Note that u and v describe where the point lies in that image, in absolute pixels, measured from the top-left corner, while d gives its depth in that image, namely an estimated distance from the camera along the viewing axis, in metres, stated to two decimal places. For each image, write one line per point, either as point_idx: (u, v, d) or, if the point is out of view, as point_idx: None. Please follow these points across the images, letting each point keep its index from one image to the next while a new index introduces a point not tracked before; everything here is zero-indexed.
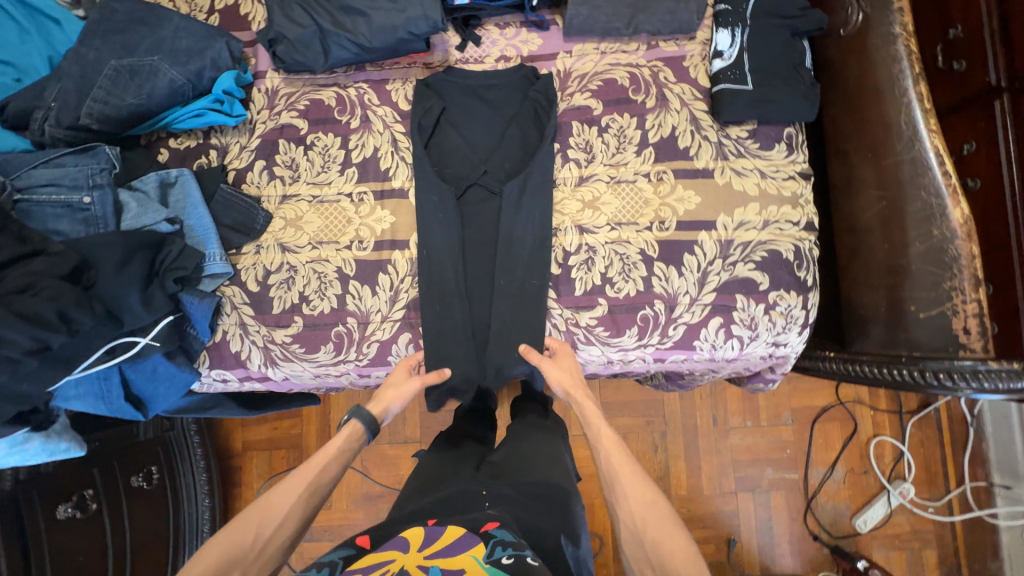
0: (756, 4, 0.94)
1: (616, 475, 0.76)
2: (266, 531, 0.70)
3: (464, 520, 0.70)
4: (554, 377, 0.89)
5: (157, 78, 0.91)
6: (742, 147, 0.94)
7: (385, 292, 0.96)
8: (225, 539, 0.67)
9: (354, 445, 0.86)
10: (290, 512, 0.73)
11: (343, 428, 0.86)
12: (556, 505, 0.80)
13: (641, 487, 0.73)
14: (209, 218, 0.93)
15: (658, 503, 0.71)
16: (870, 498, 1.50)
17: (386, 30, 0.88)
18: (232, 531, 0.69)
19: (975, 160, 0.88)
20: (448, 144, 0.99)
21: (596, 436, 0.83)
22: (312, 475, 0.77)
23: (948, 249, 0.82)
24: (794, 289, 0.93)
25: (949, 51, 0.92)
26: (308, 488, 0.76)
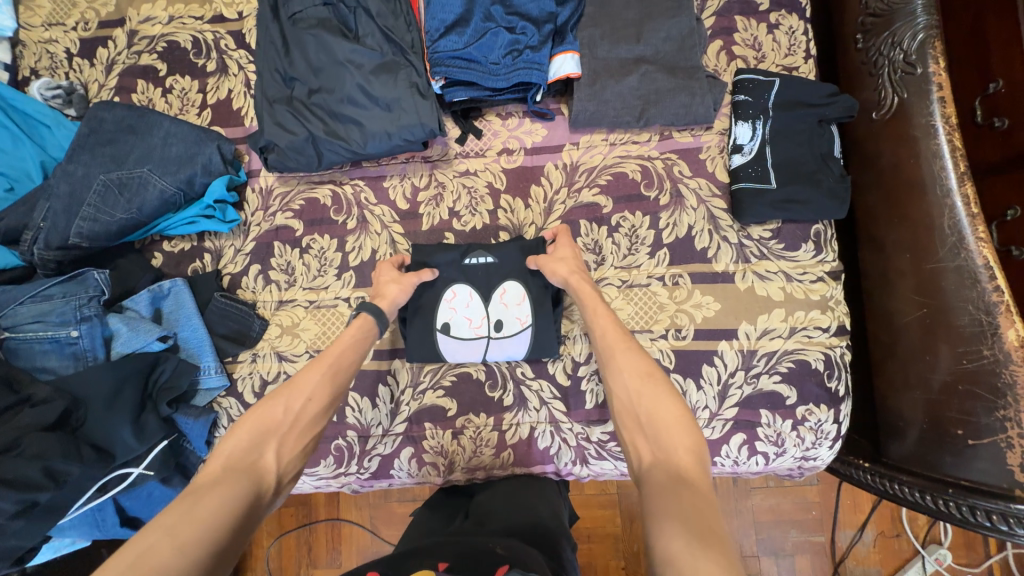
0: (777, 94, 0.87)
1: (610, 350, 0.72)
2: (285, 414, 0.68)
3: (470, 565, 0.62)
4: (555, 269, 0.82)
5: (147, 190, 0.88)
6: (765, 248, 0.87)
7: (386, 405, 0.92)
8: (245, 434, 0.65)
9: (369, 336, 0.80)
10: (313, 393, 0.71)
11: (352, 323, 0.80)
12: (544, 545, 0.71)
13: (639, 364, 0.68)
14: (203, 330, 0.90)
15: (656, 378, 0.66)
16: (903, 564, 1.41)
17: (380, 137, 0.84)
18: (249, 428, 0.65)
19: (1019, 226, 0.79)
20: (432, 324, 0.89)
21: (592, 313, 0.77)
22: (329, 361, 0.75)
23: (1001, 373, 0.74)
24: (825, 401, 0.85)
25: (989, 104, 0.83)
26: (325, 375, 0.73)
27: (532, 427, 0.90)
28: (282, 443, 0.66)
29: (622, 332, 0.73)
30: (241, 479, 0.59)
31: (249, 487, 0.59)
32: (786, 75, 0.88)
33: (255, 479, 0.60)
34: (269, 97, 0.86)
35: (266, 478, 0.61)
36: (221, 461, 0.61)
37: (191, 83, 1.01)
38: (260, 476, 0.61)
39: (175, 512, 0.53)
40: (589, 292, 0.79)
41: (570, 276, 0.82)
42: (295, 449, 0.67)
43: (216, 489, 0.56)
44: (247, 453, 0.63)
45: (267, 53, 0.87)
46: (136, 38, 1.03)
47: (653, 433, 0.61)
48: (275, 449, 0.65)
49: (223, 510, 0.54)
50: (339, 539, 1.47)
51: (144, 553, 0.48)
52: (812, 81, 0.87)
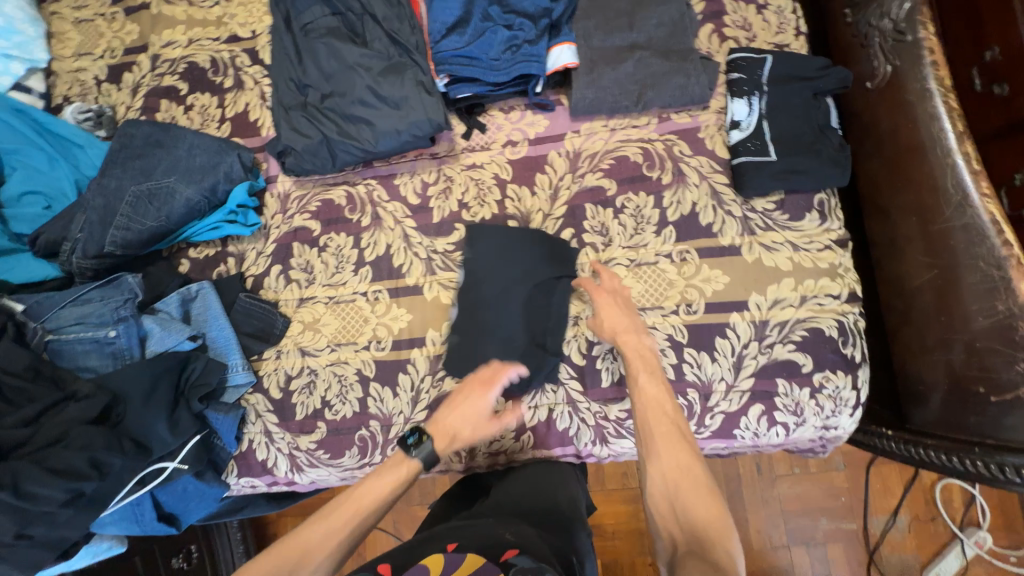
0: (771, 70, 0.90)
1: (653, 436, 0.76)
2: (317, 543, 0.71)
3: (480, 545, 0.65)
4: (602, 330, 0.86)
5: (174, 199, 0.93)
6: (769, 220, 0.89)
7: (406, 393, 0.94)
8: (265, 564, 0.69)
9: (406, 479, 0.80)
10: (331, 535, 0.72)
11: (392, 461, 0.82)
12: (555, 532, 0.74)
13: (678, 457, 0.73)
14: (230, 329, 0.94)
15: (694, 472, 0.71)
16: (942, 548, 1.37)
17: (390, 134, 0.88)
18: (280, 552, 0.70)
19: None
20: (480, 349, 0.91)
21: (637, 394, 0.80)
22: (362, 500, 0.76)
23: (1018, 326, 0.74)
24: (841, 368, 0.85)
25: (987, 74, 0.84)
26: (352, 525, 0.73)
27: (550, 409, 0.91)
28: None
29: (665, 420, 0.77)
30: None
31: None
32: (777, 52, 0.91)
33: None
34: (285, 104, 0.92)
35: None
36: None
37: (211, 99, 1.07)
38: None
39: None
40: (638, 367, 0.82)
41: (620, 334, 0.84)
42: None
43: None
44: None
45: (282, 64, 0.92)
46: (159, 62, 1.10)
47: (690, 527, 0.67)
48: None
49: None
50: (363, 545, 1.50)
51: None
52: (804, 56, 0.90)
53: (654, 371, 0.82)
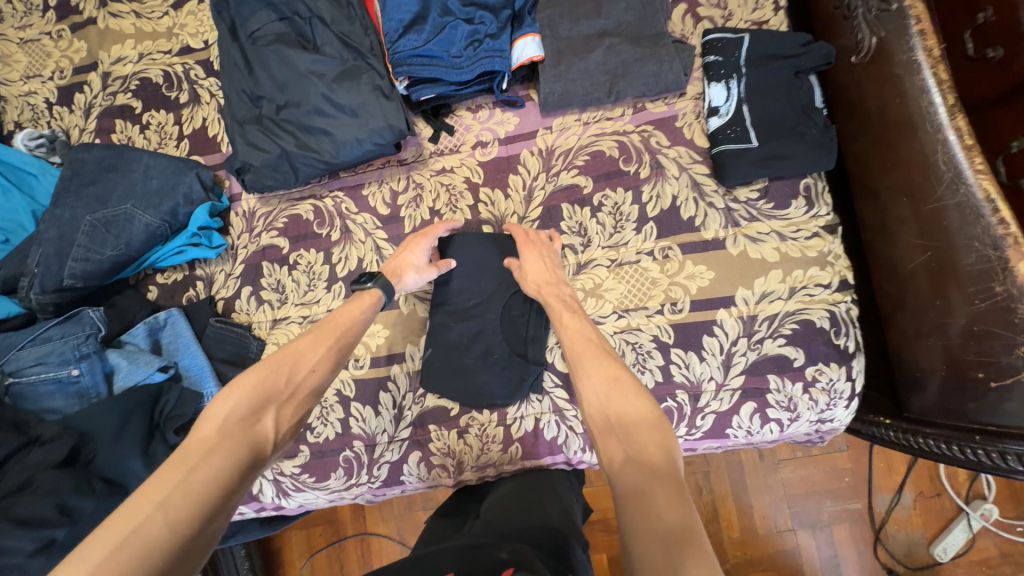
0: (749, 50, 0.84)
1: (579, 358, 0.71)
2: (302, 352, 0.73)
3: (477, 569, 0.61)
4: (525, 284, 0.83)
5: (133, 225, 0.89)
6: (754, 210, 0.85)
7: (389, 411, 0.91)
8: (259, 373, 0.68)
9: (371, 310, 0.82)
10: (320, 360, 0.74)
11: (359, 293, 0.83)
12: (551, 549, 0.70)
13: (605, 367, 0.68)
14: (203, 356, 0.91)
15: (621, 378, 0.66)
16: (948, 523, 1.36)
17: (350, 144, 0.84)
18: (270, 362, 0.71)
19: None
20: (459, 365, 0.89)
21: (559, 324, 0.77)
22: (335, 335, 0.77)
23: (1017, 309, 0.70)
24: (835, 360, 0.82)
25: (980, 36, 0.79)
26: (334, 344, 0.76)
27: (536, 419, 0.89)
28: (279, 411, 0.68)
29: (591, 336, 0.73)
30: (237, 446, 0.61)
31: (240, 459, 0.60)
32: (755, 30, 0.85)
33: (251, 450, 0.62)
34: (239, 119, 0.87)
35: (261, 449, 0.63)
36: (215, 424, 0.62)
37: (167, 116, 1.02)
38: (256, 442, 0.63)
39: (168, 479, 0.56)
40: (555, 303, 0.79)
41: (539, 288, 0.82)
42: (292, 416, 0.69)
43: (213, 457, 0.58)
44: (245, 418, 0.64)
45: (232, 76, 0.88)
46: (110, 80, 1.05)
47: (623, 432, 0.60)
48: (274, 415, 0.67)
49: (216, 481, 0.57)
50: (369, 554, 1.45)
51: (138, 529, 0.51)
52: (784, 32, 0.85)
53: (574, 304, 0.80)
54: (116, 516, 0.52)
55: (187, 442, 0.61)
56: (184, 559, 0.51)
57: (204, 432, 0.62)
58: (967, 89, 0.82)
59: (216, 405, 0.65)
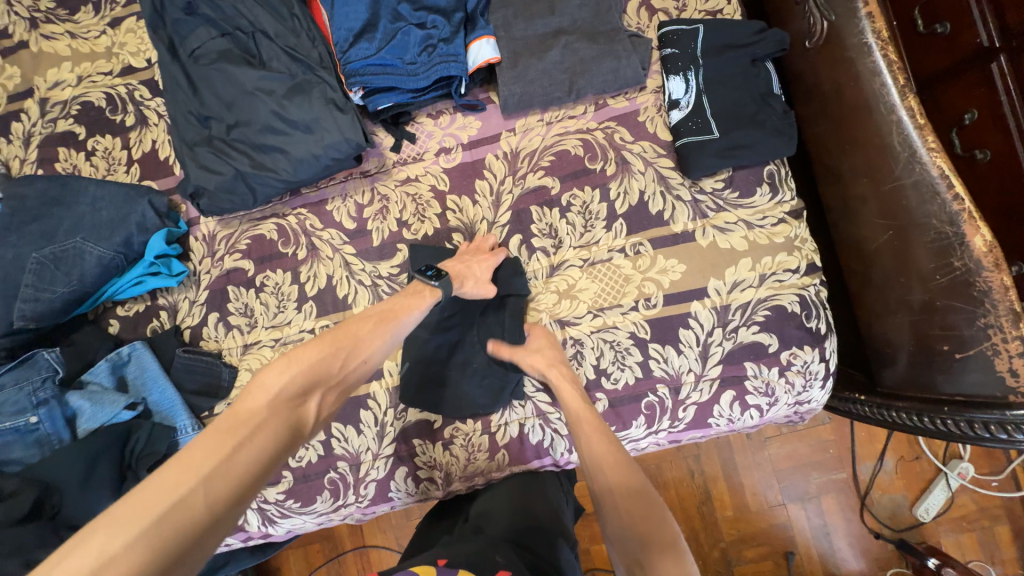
0: (704, 41, 0.84)
1: (594, 459, 0.71)
2: (356, 342, 0.70)
3: (473, 563, 0.63)
4: (534, 361, 0.81)
5: (84, 259, 0.85)
6: (720, 200, 0.85)
7: (371, 429, 0.90)
8: (317, 353, 0.65)
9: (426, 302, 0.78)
10: (371, 354, 0.71)
11: (412, 283, 0.80)
12: (540, 552, 0.73)
13: (622, 473, 0.67)
14: (172, 390, 0.87)
15: (639, 487, 0.66)
16: (928, 484, 1.40)
17: (308, 160, 0.81)
18: (330, 342, 0.68)
19: (980, 127, 0.83)
20: (436, 376, 0.88)
21: (573, 416, 0.77)
22: (394, 325, 0.74)
23: (975, 282, 0.72)
24: (807, 342, 0.84)
25: (928, 13, 0.89)
26: (392, 335, 0.73)
27: (520, 424, 0.88)
28: (324, 397, 0.65)
29: (604, 433, 0.73)
30: (282, 425, 0.59)
31: (283, 440, 0.58)
32: (709, 20, 0.85)
33: (293, 433, 0.60)
34: (188, 141, 0.83)
35: (302, 433, 0.62)
36: (266, 396, 0.59)
37: (113, 141, 0.97)
38: (298, 426, 0.61)
39: (215, 446, 0.53)
40: (567, 391, 0.78)
41: (548, 371, 0.81)
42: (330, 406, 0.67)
43: (260, 436, 0.56)
44: (295, 396, 0.62)
45: (176, 97, 0.84)
46: (49, 106, 1.00)
47: (645, 554, 0.59)
48: (318, 401, 0.64)
49: (259, 465, 0.55)
50: (369, 567, 1.43)
51: (183, 498, 0.49)
52: (737, 21, 0.85)
53: (582, 393, 0.80)
54: (163, 477, 0.49)
55: (238, 408, 0.58)
56: (215, 541, 0.50)
57: (252, 402, 0.59)
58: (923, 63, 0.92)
59: (269, 374, 0.62)
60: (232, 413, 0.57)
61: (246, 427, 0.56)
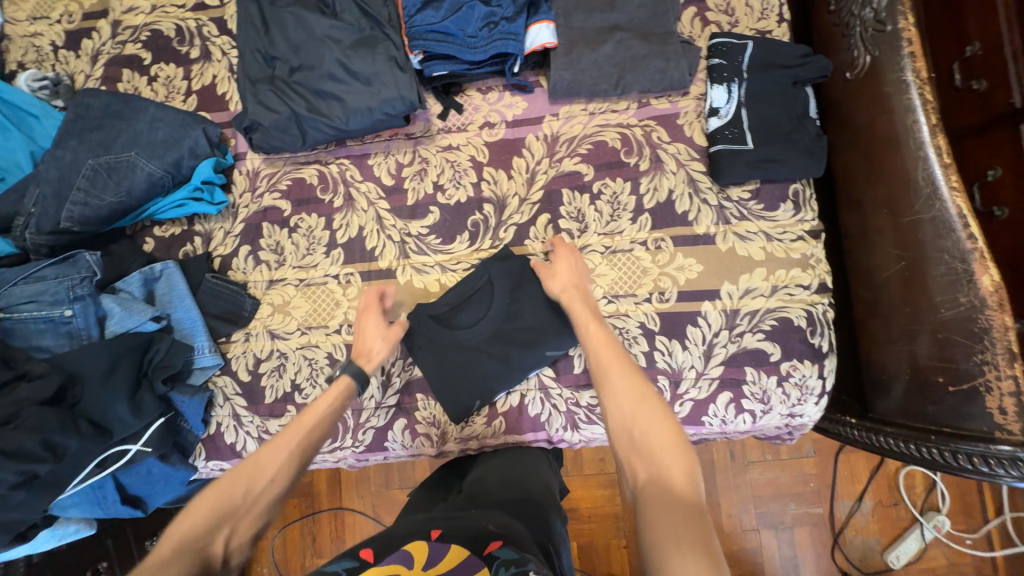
0: (751, 57, 0.88)
1: (606, 376, 0.71)
2: (274, 458, 0.71)
3: (464, 537, 0.64)
4: (551, 284, 0.84)
5: (135, 173, 0.90)
6: (744, 209, 0.89)
7: (377, 378, 0.93)
8: (229, 483, 0.67)
9: (343, 400, 0.82)
10: (283, 465, 0.71)
11: (331, 386, 0.83)
12: (532, 518, 0.73)
13: (635, 392, 0.68)
14: (196, 310, 0.91)
15: (651, 405, 0.66)
16: (903, 532, 1.42)
17: (361, 112, 0.85)
18: (240, 470, 0.68)
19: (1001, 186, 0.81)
20: (459, 359, 0.89)
21: (588, 338, 0.77)
22: (297, 436, 0.75)
23: (978, 319, 0.75)
24: (808, 357, 0.87)
25: (967, 67, 0.85)
26: (295, 448, 0.73)
27: (521, 395, 0.91)
28: (237, 526, 0.64)
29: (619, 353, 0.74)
30: (190, 559, 0.58)
31: (194, 568, 0.58)
32: (758, 38, 0.89)
33: (203, 565, 0.59)
34: (252, 77, 0.88)
35: (213, 562, 0.60)
36: (172, 542, 0.60)
37: (177, 70, 1.02)
38: (208, 559, 0.60)
39: None
40: (585, 317, 0.79)
41: (564, 294, 0.83)
42: (248, 531, 0.65)
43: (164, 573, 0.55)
44: (203, 532, 0.62)
45: (247, 34, 0.88)
46: (120, 29, 1.04)
47: (652, 467, 0.61)
48: (229, 532, 0.63)
49: None
50: (342, 528, 1.44)
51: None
52: (785, 43, 0.89)
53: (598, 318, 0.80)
54: None
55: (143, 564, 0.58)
56: None
57: (160, 549, 0.59)
58: (952, 114, 0.89)
59: (179, 521, 0.63)
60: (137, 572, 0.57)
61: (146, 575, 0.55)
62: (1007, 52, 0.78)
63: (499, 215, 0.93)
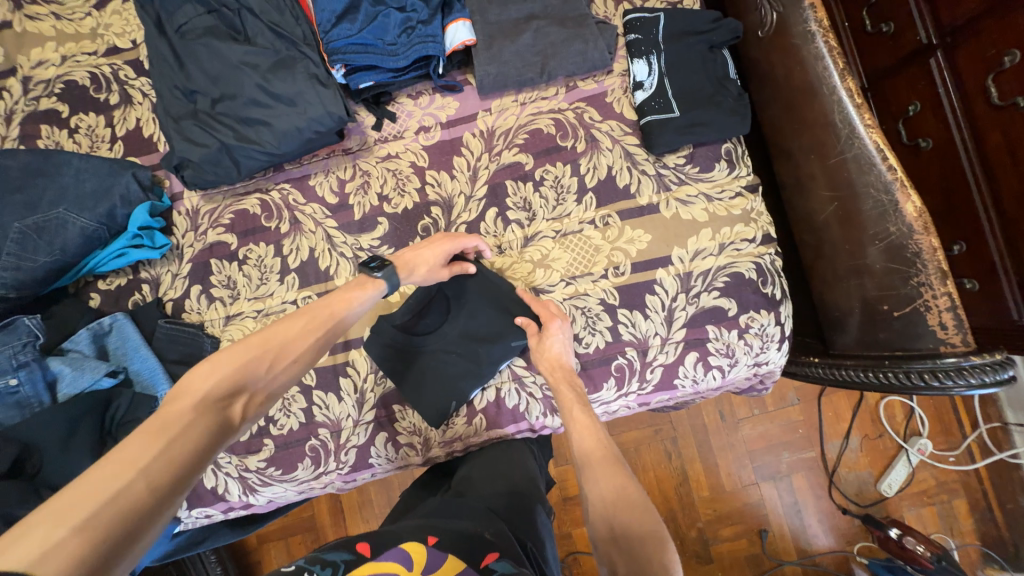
0: (665, 28, 0.91)
1: (590, 460, 0.76)
2: (298, 338, 0.70)
3: (462, 543, 0.64)
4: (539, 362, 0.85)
5: (67, 229, 0.87)
6: (682, 174, 0.91)
7: (351, 396, 0.93)
8: (244, 354, 0.64)
9: (366, 297, 0.79)
10: (303, 350, 0.70)
11: (356, 283, 0.80)
12: (521, 519, 0.76)
13: (614, 477, 0.72)
14: (154, 358, 0.89)
15: (629, 489, 0.70)
16: (891, 461, 1.47)
17: (291, 133, 0.85)
18: (257, 342, 0.66)
19: (921, 119, 0.94)
20: (427, 365, 0.89)
21: (569, 418, 0.81)
22: (328, 319, 0.74)
23: (908, 244, 0.79)
24: (764, 307, 0.90)
25: (875, 14, 0.99)
26: (323, 332, 0.73)
27: (497, 389, 0.92)
28: (256, 395, 0.64)
29: (599, 435, 0.78)
30: (212, 421, 0.58)
31: (217, 430, 0.57)
32: (669, 9, 0.92)
33: (224, 423, 0.59)
34: (174, 115, 0.86)
35: (236, 423, 0.60)
36: (192, 400, 0.58)
37: (98, 119, 0.99)
38: (230, 419, 0.60)
39: (152, 447, 0.51)
40: (567, 396, 0.83)
41: (550, 373, 0.85)
42: (265, 401, 0.65)
43: (190, 434, 0.55)
44: (224, 396, 0.60)
45: (162, 71, 0.87)
46: (32, 84, 1.01)
47: (628, 547, 0.64)
48: (249, 399, 0.63)
49: (193, 460, 0.54)
50: None
51: (120, 492, 0.47)
52: (694, 10, 0.92)
53: (580, 396, 0.84)
54: (74, 491, 0.46)
55: (163, 410, 0.57)
56: (142, 546, 0.48)
57: (179, 405, 0.57)
58: (872, 59, 1.03)
59: (195, 375, 0.61)
60: (156, 416, 0.56)
61: (174, 428, 0.54)
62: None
63: (448, 216, 0.94)
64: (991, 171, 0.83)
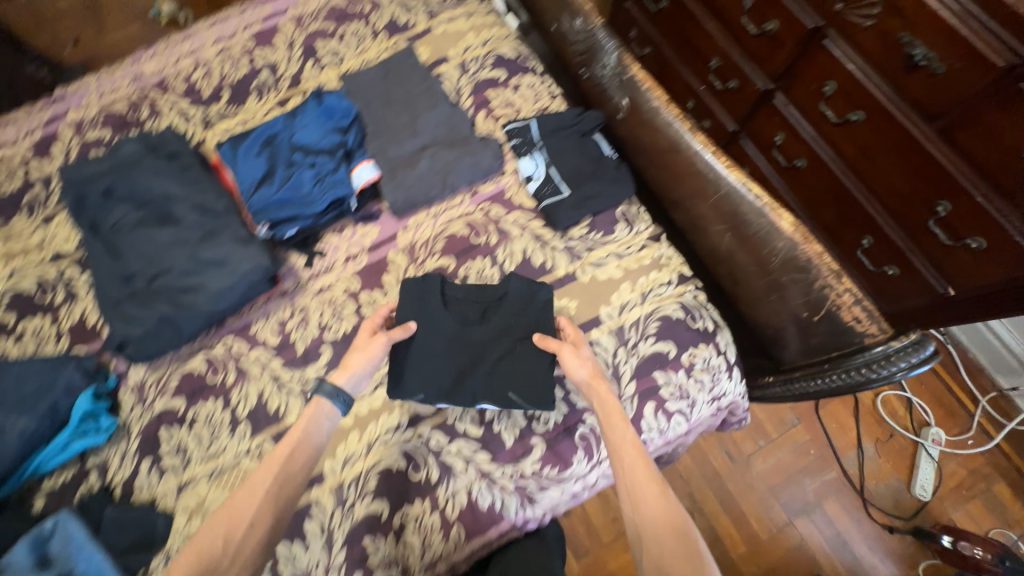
0: (539, 129, 1.07)
1: (636, 485, 0.71)
2: (246, 506, 0.73)
3: None
4: (567, 361, 0.85)
5: (7, 435, 0.86)
6: (589, 242, 1.00)
7: (318, 539, 0.85)
8: (203, 538, 0.71)
9: (320, 423, 0.83)
10: (256, 501, 0.74)
11: (309, 405, 0.83)
12: None
13: (662, 504, 0.69)
14: (101, 553, 0.82)
15: (677, 522, 0.68)
16: (913, 460, 1.40)
17: (224, 292, 0.92)
18: (216, 523, 0.72)
19: (788, 144, 1.26)
20: (417, 368, 0.89)
21: (612, 441, 0.76)
22: (281, 462, 0.78)
23: (798, 255, 0.88)
24: (700, 341, 0.94)
25: (721, 76, 1.34)
26: (275, 476, 0.76)
27: (468, 490, 0.88)
28: None
29: (646, 462, 0.73)
30: None
31: None
32: (538, 115, 1.09)
33: None
34: (112, 301, 0.92)
35: None
36: None
37: (43, 320, 1.04)
38: None
39: None
40: (612, 410, 0.79)
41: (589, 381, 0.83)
42: None
43: None
44: None
45: (99, 265, 0.94)
46: None
47: None
48: None
49: None
50: None
51: None
52: (559, 112, 1.10)
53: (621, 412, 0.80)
54: None
55: None
56: None
57: None
58: (733, 106, 1.36)
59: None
60: None
61: None
62: (736, 61, 1.27)
63: None
64: (856, 172, 1.12)
